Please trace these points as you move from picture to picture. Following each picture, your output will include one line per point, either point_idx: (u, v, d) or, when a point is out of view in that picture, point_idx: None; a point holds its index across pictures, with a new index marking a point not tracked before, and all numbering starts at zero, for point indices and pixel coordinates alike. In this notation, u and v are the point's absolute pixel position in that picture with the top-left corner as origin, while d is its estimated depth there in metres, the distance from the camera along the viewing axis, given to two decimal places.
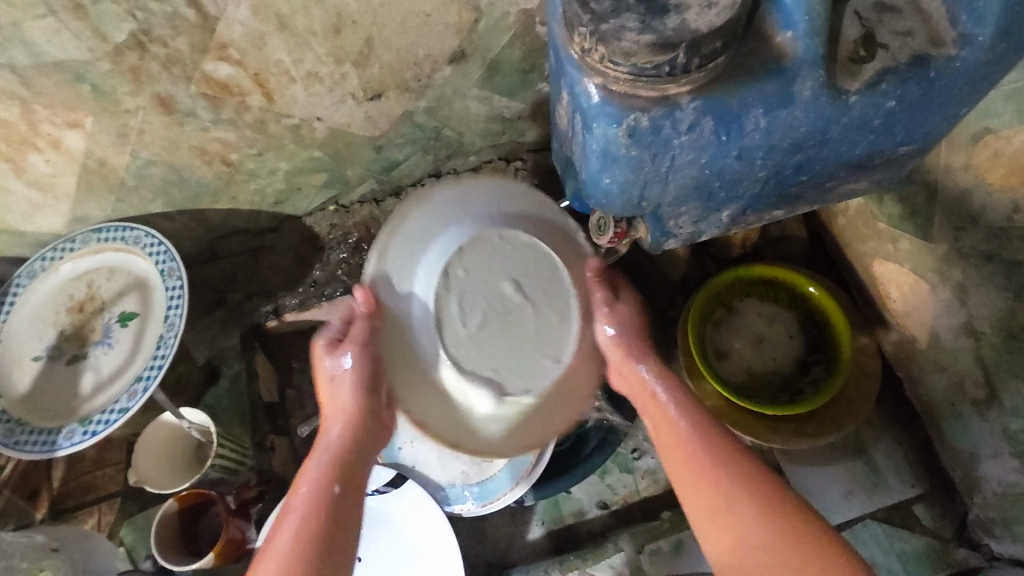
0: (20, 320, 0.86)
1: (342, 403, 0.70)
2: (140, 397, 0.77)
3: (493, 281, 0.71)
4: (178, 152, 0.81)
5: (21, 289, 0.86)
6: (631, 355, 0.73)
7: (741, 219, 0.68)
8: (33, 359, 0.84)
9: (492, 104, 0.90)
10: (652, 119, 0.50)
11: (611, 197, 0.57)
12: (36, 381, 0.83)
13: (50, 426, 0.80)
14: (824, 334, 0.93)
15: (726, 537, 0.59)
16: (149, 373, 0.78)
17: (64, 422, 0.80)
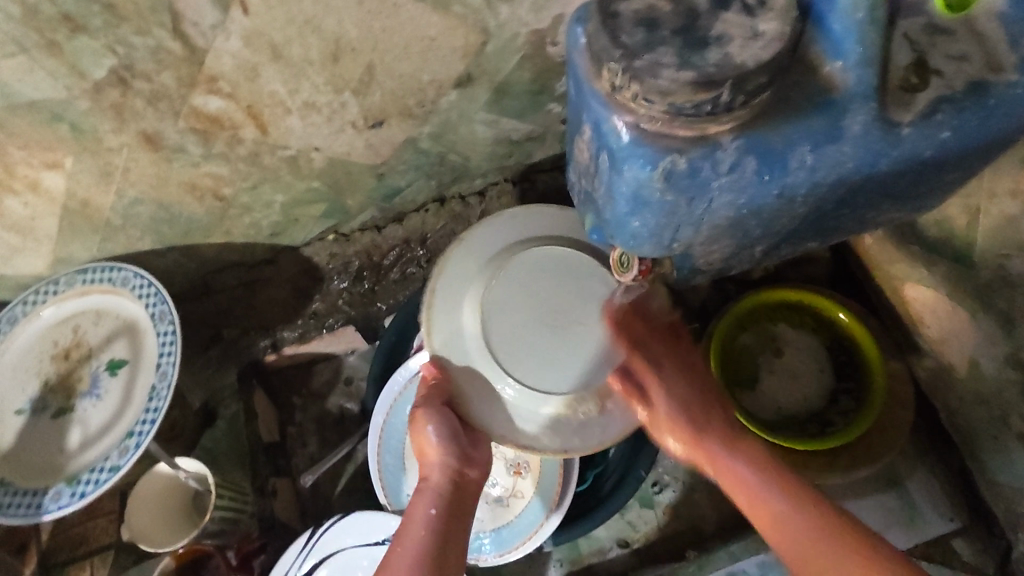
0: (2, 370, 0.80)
1: (433, 456, 0.70)
2: (131, 454, 0.72)
3: (533, 297, 0.76)
4: (167, 189, 0.76)
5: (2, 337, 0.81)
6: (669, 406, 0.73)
7: (774, 253, 0.63)
8: (16, 413, 0.79)
9: (499, 127, 0.85)
10: (690, 161, 0.45)
11: (639, 239, 0.53)
12: (20, 436, 0.78)
13: (38, 486, 0.75)
14: (853, 361, 0.89)
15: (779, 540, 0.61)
16: (140, 428, 0.73)
17: (50, 481, 0.75)
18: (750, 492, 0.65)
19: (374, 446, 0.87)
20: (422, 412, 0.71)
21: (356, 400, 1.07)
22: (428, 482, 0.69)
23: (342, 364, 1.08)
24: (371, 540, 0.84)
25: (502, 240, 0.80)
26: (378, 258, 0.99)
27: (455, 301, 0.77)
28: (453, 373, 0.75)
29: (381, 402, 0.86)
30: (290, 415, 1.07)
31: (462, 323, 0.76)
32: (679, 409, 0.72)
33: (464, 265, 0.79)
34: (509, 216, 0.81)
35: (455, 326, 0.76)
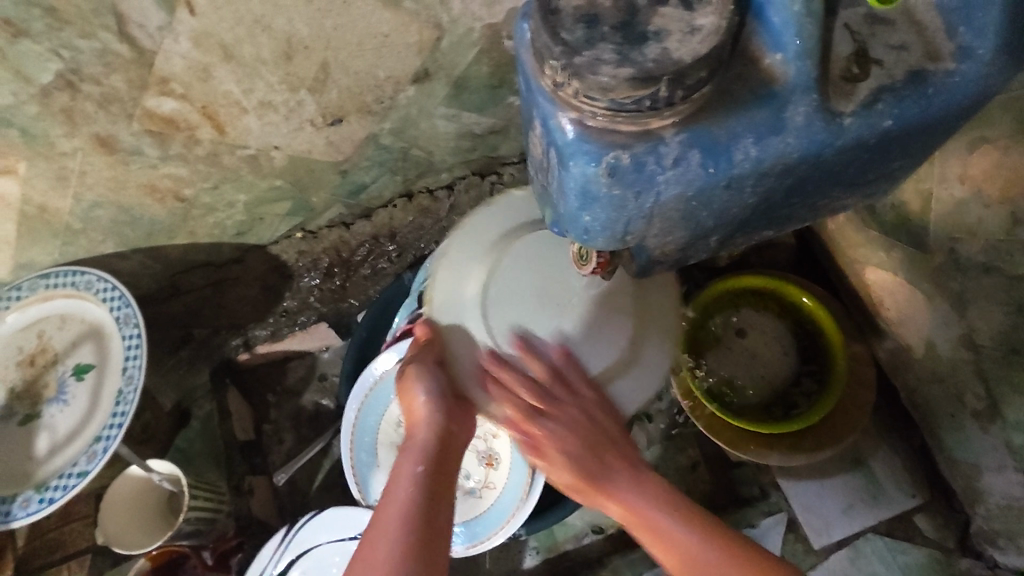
0: None
1: (421, 412, 0.68)
2: (99, 459, 0.72)
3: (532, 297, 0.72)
4: (126, 192, 0.75)
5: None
6: (556, 454, 0.70)
7: (732, 242, 0.64)
8: None
9: (461, 121, 0.85)
10: (634, 155, 0.46)
11: (592, 233, 0.53)
12: None
13: (5, 494, 0.75)
14: (817, 344, 0.90)
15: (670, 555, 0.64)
16: (107, 433, 0.73)
17: (18, 489, 0.75)
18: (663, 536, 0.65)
19: (348, 439, 0.88)
20: (411, 369, 0.70)
21: (330, 397, 1.08)
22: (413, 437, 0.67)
23: (317, 362, 1.09)
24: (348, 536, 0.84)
25: (500, 225, 0.76)
26: (347, 255, 1.01)
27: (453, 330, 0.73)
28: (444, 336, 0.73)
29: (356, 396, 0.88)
30: (265, 413, 1.07)
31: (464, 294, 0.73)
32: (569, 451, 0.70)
33: (467, 242, 0.76)
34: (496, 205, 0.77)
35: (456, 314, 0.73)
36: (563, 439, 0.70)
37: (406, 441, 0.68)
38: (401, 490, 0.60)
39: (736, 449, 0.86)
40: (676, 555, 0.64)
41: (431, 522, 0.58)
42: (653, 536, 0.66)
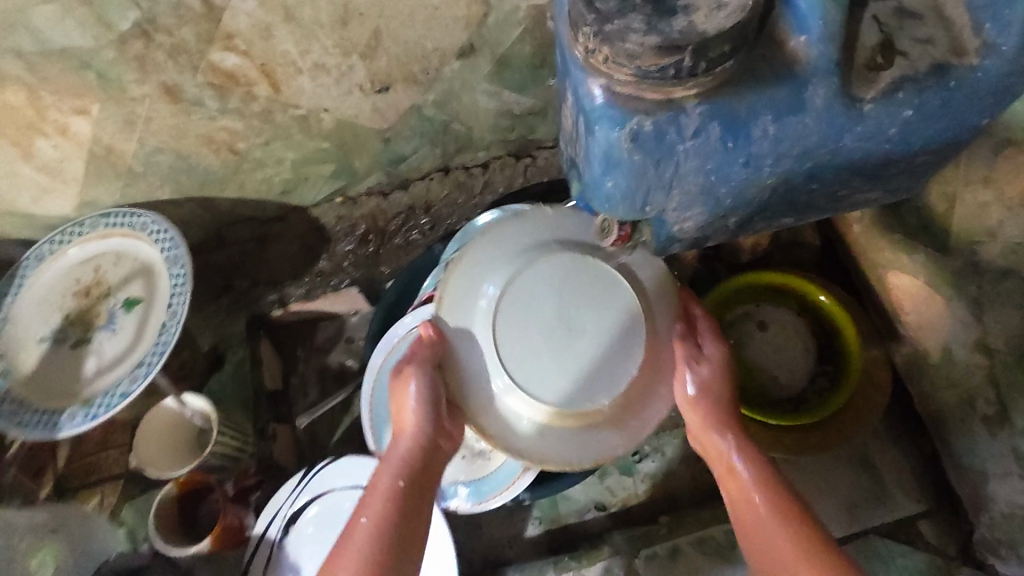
0: (28, 301, 0.87)
1: (409, 424, 0.70)
2: (141, 382, 0.77)
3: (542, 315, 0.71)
4: (186, 140, 0.81)
5: (29, 276, 0.87)
6: (710, 421, 0.72)
7: (750, 225, 0.67)
8: (38, 341, 0.85)
9: (501, 99, 0.89)
10: (657, 123, 0.48)
11: (613, 202, 0.56)
12: (42, 362, 0.83)
13: (53, 407, 0.80)
14: (834, 344, 0.92)
15: (742, 505, 0.66)
16: (151, 359, 0.79)
17: (65, 404, 0.81)
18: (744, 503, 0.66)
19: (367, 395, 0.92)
20: (407, 372, 0.72)
21: (357, 357, 1.12)
22: (394, 451, 0.69)
23: (345, 324, 1.14)
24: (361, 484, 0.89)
25: (533, 237, 0.75)
26: (383, 223, 1.05)
27: (464, 332, 0.74)
28: (449, 337, 0.74)
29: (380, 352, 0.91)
30: (293, 366, 1.12)
31: (479, 297, 0.74)
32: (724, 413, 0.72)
33: (495, 250, 0.75)
34: (517, 220, 0.77)
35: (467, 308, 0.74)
36: (706, 401, 0.72)
37: (388, 451, 0.70)
38: (375, 505, 0.63)
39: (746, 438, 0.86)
40: (745, 504, 0.66)
41: (402, 544, 0.61)
42: (734, 483, 0.68)
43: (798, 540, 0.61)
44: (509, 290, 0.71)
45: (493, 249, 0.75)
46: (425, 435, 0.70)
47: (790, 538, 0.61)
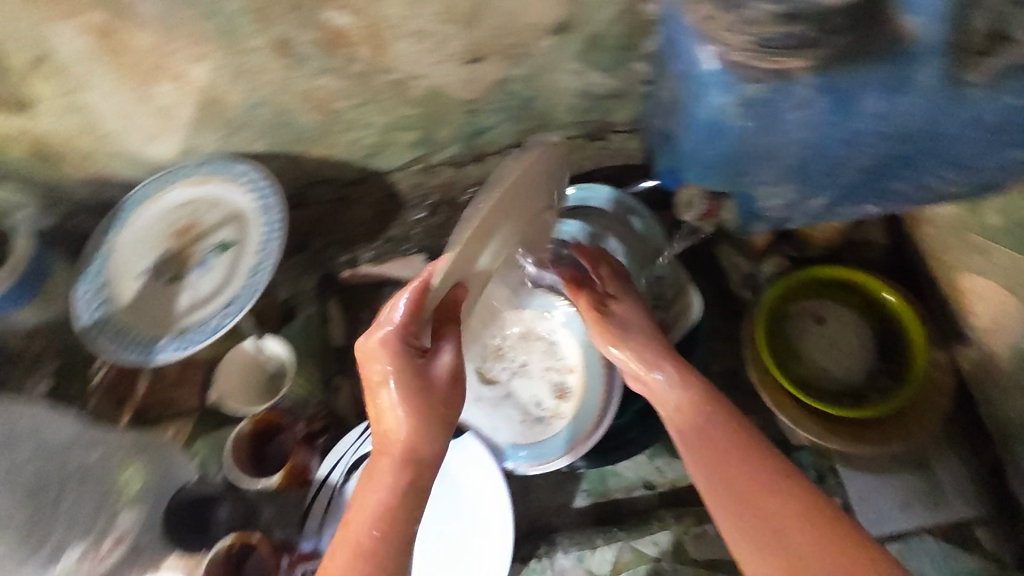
0: (127, 238, 0.91)
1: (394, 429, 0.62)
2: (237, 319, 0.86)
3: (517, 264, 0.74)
4: (287, 95, 0.86)
5: (125, 216, 0.90)
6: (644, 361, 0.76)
7: (836, 208, 0.68)
8: (135, 276, 0.91)
9: (586, 79, 0.91)
10: (767, 90, 0.51)
11: (710, 164, 0.60)
12: (140, 294, 0.90)
13: (150, 335, 0.88)
14: (898, 344, 0.92)
15: (711, 462, 0.66)
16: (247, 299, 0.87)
17: (162, 333, 0.89)
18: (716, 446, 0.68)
19: None
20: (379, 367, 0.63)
21: None
22: (378, 463, 0.62)
23: None
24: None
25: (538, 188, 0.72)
26: (455, 193, 1.10)
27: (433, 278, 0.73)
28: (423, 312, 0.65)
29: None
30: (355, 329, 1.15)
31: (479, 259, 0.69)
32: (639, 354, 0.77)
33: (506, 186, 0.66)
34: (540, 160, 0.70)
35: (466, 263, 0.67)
36: (640, 343, 0.78)
37: (374, 459, 0.63)
38: (365, 520, 0.58)
39: (804, 428, 0.87)
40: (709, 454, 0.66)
41: (386, 557, 0.57)
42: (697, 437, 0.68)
43: (786, 490, 0.61)
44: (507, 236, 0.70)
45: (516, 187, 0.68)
46: (411, 440, 0.62)
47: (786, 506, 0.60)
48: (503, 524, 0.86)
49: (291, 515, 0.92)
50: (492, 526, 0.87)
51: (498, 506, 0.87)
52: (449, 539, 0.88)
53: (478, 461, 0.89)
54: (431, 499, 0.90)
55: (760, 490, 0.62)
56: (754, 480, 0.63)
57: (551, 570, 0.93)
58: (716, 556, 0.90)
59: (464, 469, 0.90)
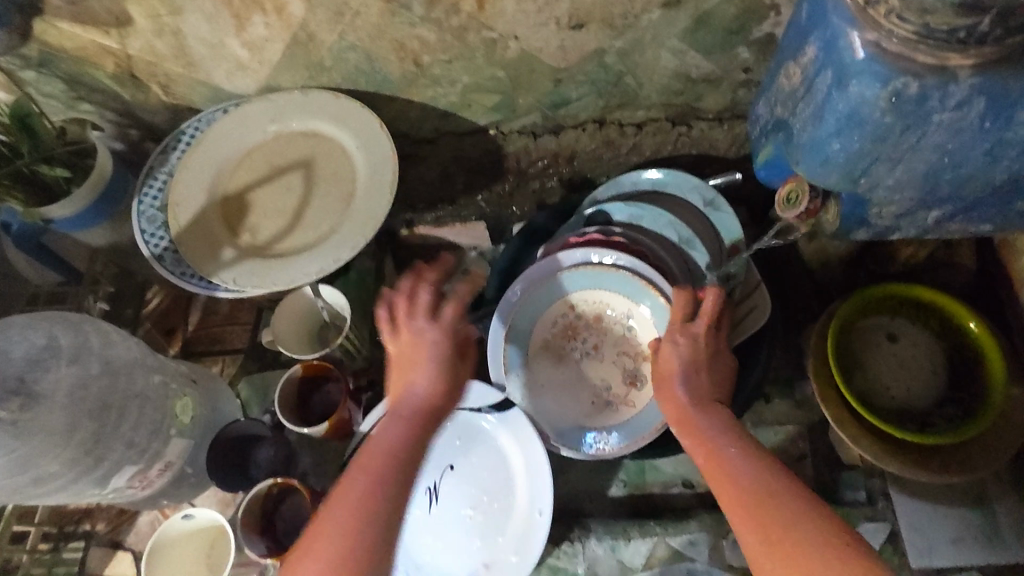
0: (194, 162, 0.88)
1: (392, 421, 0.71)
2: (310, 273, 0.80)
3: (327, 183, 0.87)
4: (380, 42, 0.84)
5: (200, 136, 0.89)
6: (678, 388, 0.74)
7: (946, 225, 0.64)
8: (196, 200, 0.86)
9: (684, 60, 0.89)
10: (923, 87, 0.47)
11: (831, 164, 0.56)
12: (198, 218, 0.85)
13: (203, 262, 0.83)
14: (972, 373, 0.88)
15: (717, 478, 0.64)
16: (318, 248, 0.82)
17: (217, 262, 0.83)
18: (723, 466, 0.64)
19: (501, 328, 0.91)
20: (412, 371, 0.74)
21: None
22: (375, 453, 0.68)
23: (466, 257, 1.15)
24: (472, 406, 0.90)
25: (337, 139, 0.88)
26: (525, 165, 1.07)
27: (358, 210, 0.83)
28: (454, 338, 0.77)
29: (523, 285, 0.91)
30: None
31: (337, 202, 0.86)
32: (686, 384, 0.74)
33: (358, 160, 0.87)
34: (355, 131, 0.87)
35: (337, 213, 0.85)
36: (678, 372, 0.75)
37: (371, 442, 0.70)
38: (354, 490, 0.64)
39: (865, 448, 0.84)
40: (718, 470, 0.64)
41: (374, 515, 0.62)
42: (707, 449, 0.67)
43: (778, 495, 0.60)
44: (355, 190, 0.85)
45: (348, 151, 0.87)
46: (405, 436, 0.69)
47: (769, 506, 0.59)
48: (541, 507, 0.84)
49: (327, 466, 0.94)
50: (529, 505, 0.86)
51: (539, 488, 0.86)
52: (483, 513, 0.87)
53: (526, 441, 0.88)
54: (473, 465, 0.89)
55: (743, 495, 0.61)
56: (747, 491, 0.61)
57: (582, 555, 0.91)
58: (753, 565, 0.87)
59: (510, 442, 0.89)
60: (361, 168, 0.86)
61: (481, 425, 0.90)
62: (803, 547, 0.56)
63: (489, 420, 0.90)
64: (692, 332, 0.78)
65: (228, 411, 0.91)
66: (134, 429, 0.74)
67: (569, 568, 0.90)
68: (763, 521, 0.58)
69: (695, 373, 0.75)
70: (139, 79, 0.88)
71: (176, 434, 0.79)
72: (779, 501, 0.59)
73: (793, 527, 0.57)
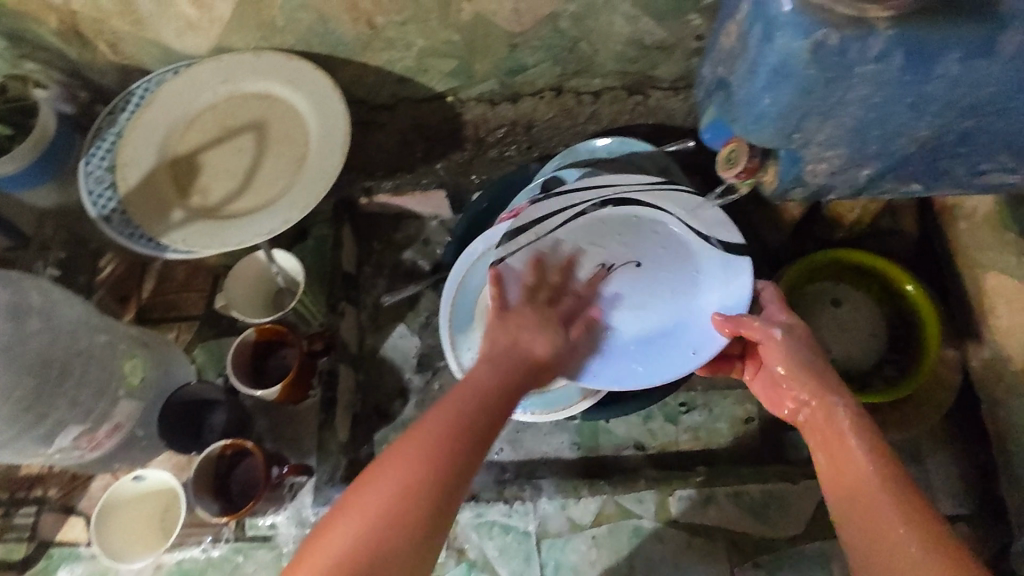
0: (143, 121, 0.86)
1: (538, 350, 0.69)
2: (260, 234, 0.79)
3: (278, 147, 0.87)
4: (332, 2, 0.83)
5: (149, 94, 0.87)
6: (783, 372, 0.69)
7: (879, 184, 0.66)
8: (143, 160, 0.85)
9: (637, 26, 0.89)
10: (843, 38, 0.48)
11: (765, 119, 0.57)
12: (146, 178, 0.83)
13: (150, 225, 0.81)
14: (910, 337, 0.91)
15: (826, 448, 0.63)
16: (271, 209, 0.81)
17: (164, 223, 0.81)
18: (839, 449, 0.62)
19: (452, 290, 0.94)
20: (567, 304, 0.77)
21: (429, 260, 1.15)
22: (505, 355, 0.66)
23: (426, 226, 1.18)
24: (700, 230, 0.80)
25: (293, 101, 0.87)
26: (484, 133, 1.07)
27: (309, 174, 0.83)
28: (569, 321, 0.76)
29: (639, 188, 0.82)
30: (368, 257, 1.15)
31: (288, 168, 0.85)
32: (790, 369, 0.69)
33: (311, 123, 0.86)
34: (310, 93, 0.87)
35: (288, 178, 0.85)
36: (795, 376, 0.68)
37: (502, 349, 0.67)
38: (471, 391, 0.61)
39: None
40: (821, 436, 0.64)
41: (479, 424, 0.58)
42: (819, 420, 0.66)
43: (889, 482, 0.57)
44: (307, 152, 0.85)
45: (303, 112, 0.87)
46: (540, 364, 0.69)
47: (882, 489, 0.57)
48: (697, 347, 0.77)
49: (282, 431, 0.95)
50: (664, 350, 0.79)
51: (693, 338, 0.79)
52: None
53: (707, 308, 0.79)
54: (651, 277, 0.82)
55: (863, 472, 0.59)
56: (871, 465, 0.59)
57: (533, 513, 0.93)
58: (697, 523, 0.90)
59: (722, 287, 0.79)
60: (315, 132, 0.86)
61: (654, 247, 0.82)
62: (886, 529, 0.54)
63: (710, 253, 0.80)
64: (780, 322, 0.72)
65: (182, 375, 0.90)
66: (79, 389, 0.74)
67: (520, 525, 0.92)
68: (855, 492, 0.58)
69: (798, 357, 0.69)
70: (85, 37, 0.86)
71: (124, 396, 0.79)
72: (877, 487, 0.57)
73: (880, 507, 0.56)
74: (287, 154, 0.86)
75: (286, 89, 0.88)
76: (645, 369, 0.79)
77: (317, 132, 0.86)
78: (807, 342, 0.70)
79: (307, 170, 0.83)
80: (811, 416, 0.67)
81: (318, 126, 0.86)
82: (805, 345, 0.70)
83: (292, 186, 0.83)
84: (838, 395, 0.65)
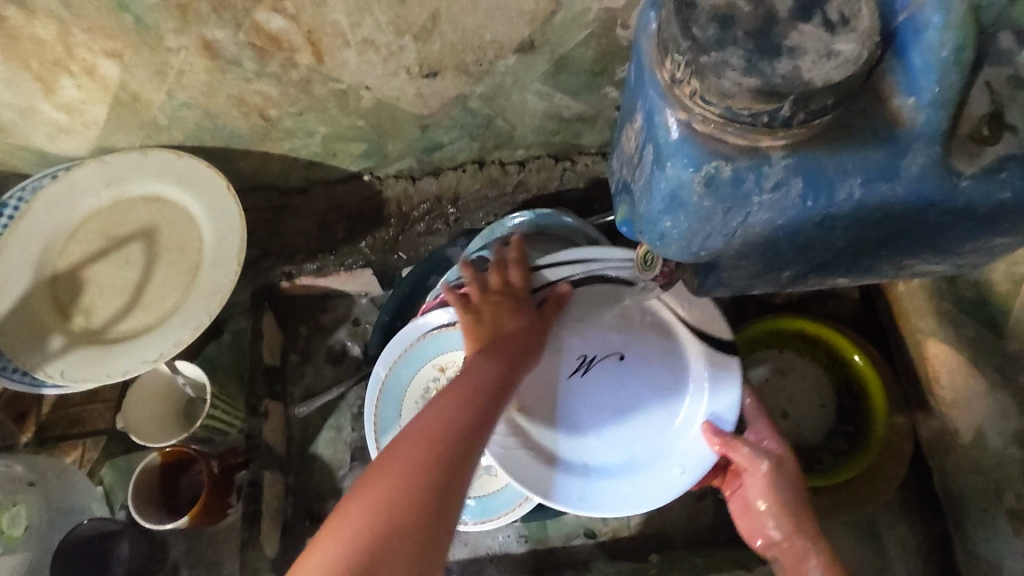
0: (15, 235, 0.79)
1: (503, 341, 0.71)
2: (145, 364, 0.73)
3: (170, 256, 0.80)
4: (216, 99, 0.77)
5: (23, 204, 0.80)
6: (767, 506, 0.71)
7: (803, 281, 0.61)
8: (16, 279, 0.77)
9: (552, 101, 0.85)
10: (736, 169, 0.44)
11: (667, 240, 0.51)
12: (20, 300, 0.76)
13: (25, 355, 0.74)
14: (858, 407, 0.87)
15: None
16: (161, 331, 0.75)
17: (42, 353, 0.75)
18: None
19: (376, 391, 0.88)
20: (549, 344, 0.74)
21: (359, 342, 1.07)
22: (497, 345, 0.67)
23: (354, 305, 1.09)
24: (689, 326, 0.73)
25: (182, 203, 0.80)
26: (407, 210, 0.99)
27: (200, 288, 0.76)
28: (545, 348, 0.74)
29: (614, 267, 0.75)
30: (295, 343, 1.08)
31: (180, 279, 0.78)
32: (774, 506, 0.71)
33: (204, 228, 0.79)
34: (201, 194, 0.79)
35: (180, 292, 0.78)
36: (780, 513, 0.71)
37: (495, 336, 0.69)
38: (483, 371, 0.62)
39: None
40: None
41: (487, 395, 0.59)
42: (794, 556, 0.69)
43: None
44: (201, 261, 0.78)
45: (194, 215, 0.80)
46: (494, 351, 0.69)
47: None
48: (685, 465, 0.73)
49: (201, 552, 0.90)
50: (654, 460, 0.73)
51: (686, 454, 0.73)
52: None
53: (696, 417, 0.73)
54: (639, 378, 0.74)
55: None
56: None
57: None
58: None
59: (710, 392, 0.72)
60: (207, 240, 0.79)
61: (638, 347, 0.74)
62: None
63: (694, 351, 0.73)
64: (772, 451, 0.73)
65: (79, 508, 0.84)
66: None
67: None
68: None
69: (784, 495, 0.71)
70: None
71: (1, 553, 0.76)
72: None
73: None
74: (179, 264, 0.79)
75: (175, 191, 0.80)
76: (631, 489, 0.73)
77: (210, 238, 0.79)
78: (790, 475, 0.72)
79: (201, 283, 0.77)
80: (782, 548, 0.70)
81: (211, 231, 0.79)
82: (790, 477, 0.72)
83: (183, 303, 0.76)
84: (811, 543, 0.69)
